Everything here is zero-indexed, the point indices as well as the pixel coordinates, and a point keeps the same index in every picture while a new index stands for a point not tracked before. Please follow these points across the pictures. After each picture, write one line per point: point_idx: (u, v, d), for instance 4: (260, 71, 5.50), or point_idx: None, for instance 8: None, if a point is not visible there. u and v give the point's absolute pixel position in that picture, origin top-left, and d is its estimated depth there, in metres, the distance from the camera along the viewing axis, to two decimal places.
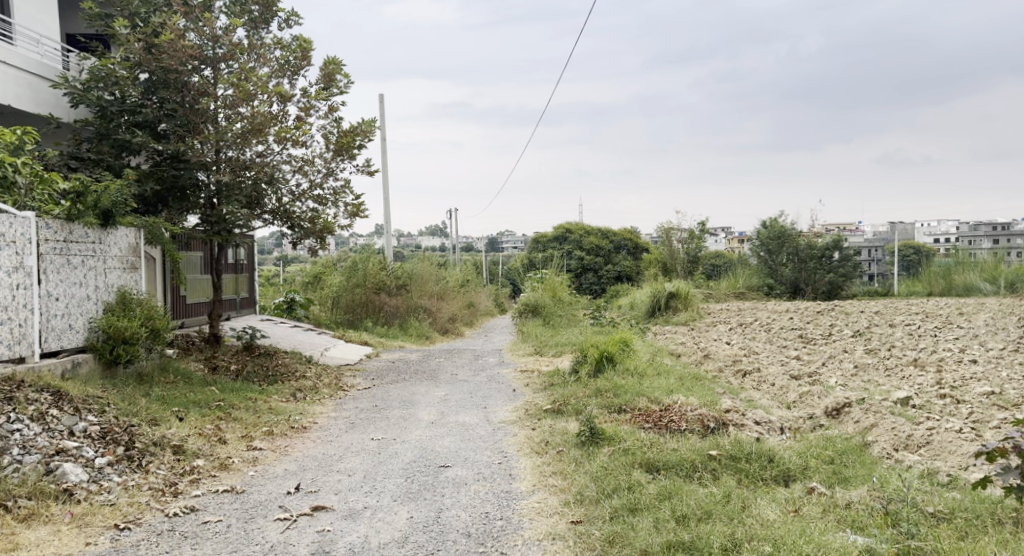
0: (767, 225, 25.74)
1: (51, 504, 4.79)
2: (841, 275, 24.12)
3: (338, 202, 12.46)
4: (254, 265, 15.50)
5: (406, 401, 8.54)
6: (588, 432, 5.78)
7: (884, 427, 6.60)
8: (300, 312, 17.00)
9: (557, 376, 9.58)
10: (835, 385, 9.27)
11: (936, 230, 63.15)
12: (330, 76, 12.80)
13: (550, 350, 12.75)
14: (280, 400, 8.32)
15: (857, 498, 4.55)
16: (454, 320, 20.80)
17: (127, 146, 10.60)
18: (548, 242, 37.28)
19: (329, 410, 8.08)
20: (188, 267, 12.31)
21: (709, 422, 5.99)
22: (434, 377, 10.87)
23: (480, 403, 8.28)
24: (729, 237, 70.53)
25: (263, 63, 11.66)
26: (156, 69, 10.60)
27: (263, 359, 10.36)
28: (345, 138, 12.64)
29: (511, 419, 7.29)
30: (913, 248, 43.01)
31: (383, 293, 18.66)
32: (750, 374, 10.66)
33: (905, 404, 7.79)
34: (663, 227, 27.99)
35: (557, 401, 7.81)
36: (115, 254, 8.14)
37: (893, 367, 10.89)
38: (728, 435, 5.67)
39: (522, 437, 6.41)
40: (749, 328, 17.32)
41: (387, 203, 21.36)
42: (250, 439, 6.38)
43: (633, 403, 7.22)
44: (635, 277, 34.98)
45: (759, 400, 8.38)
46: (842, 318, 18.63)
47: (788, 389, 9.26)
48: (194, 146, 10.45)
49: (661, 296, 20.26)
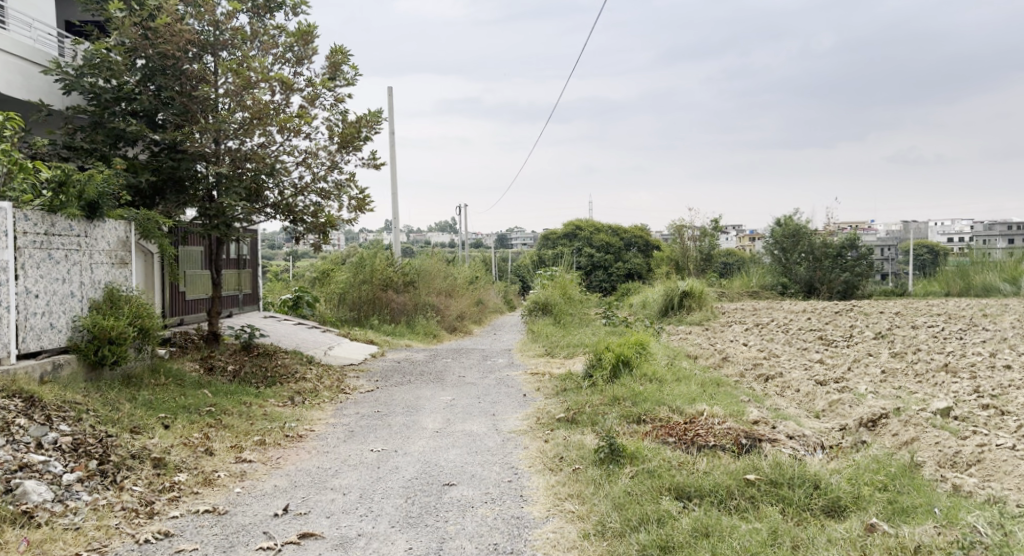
0: (782, 222, 25.22)
1: (6, 529, 4.30)
2: (857, 274, 23.56)
3: (342, 195, 11.97)
4: (258, 260, 15.08)
5: (410, 407, 8.04)
6: (608, 449, 5.27)
7: (927, 443, 6.08)
8: (306, 310, 16.62)
9: (570, 380, 9.06)
10: (866, 393, 8.72)
11: (950, 229, 62.29)
12: (336, 66, 12.31)
13: (562, 351, 12.26)
14: (276, 404, 7.83)
15: (925, 539, 4.00)
16: (462, 317, 20.37)
17: (121, 136, 10.14)
18: (559, 238, 36.72)
19: (327, 415, 7.57)
20: (187, 261, 11.84)
21: (741, 439, 5.46)
22: (441, 379, 10.36)
23: (488, 410, 7.79)
24: (741, 236, 69.66)
25: (265, 50, 11.20)
26: (153, 55, 10.16)
27: (261, 360, 9.88)
28: (350, 129, 12.17)
29: (522, 428, 6.78)
30: (926, 248, 42.20)
31: (390, 290, 18.19)
32: (773, 379, 10.14)
33: (946, 415, 7.23)
34: (674, 225, 27.47)
35: (570, 408, 7.30)
36: (103, 249, 7.66)
37: (924, 373, 10.32)
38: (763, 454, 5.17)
39: (535, 451, 5.91)
40: (766, 328, 16.78)
41: (396, 198, 20.91)
42: (239, 450, 5.89)
43: (654, 413, 6.72)
44: (646, 275, 34.37)
45: (787, 409, 7.83)
46: (862, 319, 18.00)
47: (816, 397, 8.71)
48: (192, 137, 9.97)
49: (675, 294, 19.73)
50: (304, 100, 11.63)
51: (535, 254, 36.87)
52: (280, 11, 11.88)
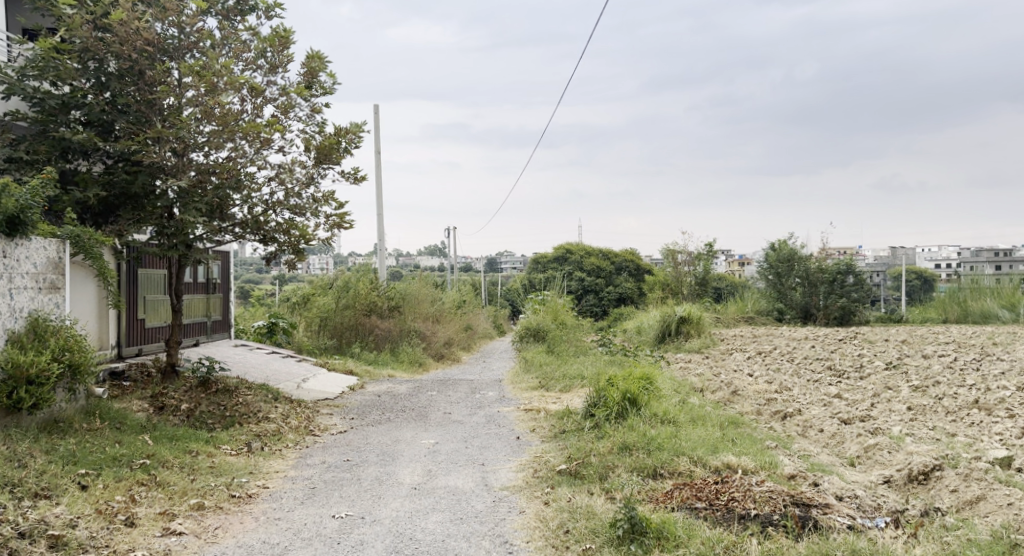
0: (776, 247, 24.29)
1: None
2: (855, 299, 22.60)
3: (318, 213, 10.95)
4: (230, 285, 14.04)
5: (387, 454, 6.97)
6: (627, 525, 4.41)
7: (999, 504, 5.11)
8: (282, 337, 15.61)
9: (569, 420, 8.00)
10: (903, 436, 7.66)
11: (938, 255, 61.94)
12: (313, 73, 11.31)
13: (556, 383, 11.20)
14: (228, 453, 6.74)
15: None
16: (451, 343, 19.25)
17: (70, 147, 9.06)
18: (549, 262, 35.68)
19: (288, 466, 6.49)
20: (147, 286, 10.79)
21: (797, 517, 4.51)
22: (424, 416, 9.28)
23: (476, 458, 6.72)
24: (730, 260, 68.58)
25: (236, 56, 10.15)
26: (106, 57, 9.12)
27: (221, 396, 8.80)
28: (328, 142, 11.16)
29: (517, 485, 5.72)
30: (917, 275, 41.58)
31: (374, 315, 17.07)
32: (792, 417, 9.08)
33: (1006, 467, 6.22)
34: (667, 249, 26.58)
35: (573, 458, 6.25)
36: (27, 271, 6.65)
37: (955, 409, 9.29)
38: (823, 544, 4.17)
39: (533, 520, 4.90)
40: (770, 356, 15.79)
41: (381, 219, 19.89)
42: (169, 518, 4.81)
43: (672, 468, 5.71)
44: (638, 300, 33.39)
45: (820, 457, 6.78)
46: (868, 348, 17.01)
47: (846, 441, 7.66)
48: (148, 146, 8.88)
49: (671, 320, 18.69)
50: (277, 109, 10.58)
51: (526, 278, 35.86)
52: (253, 14, 10.79)
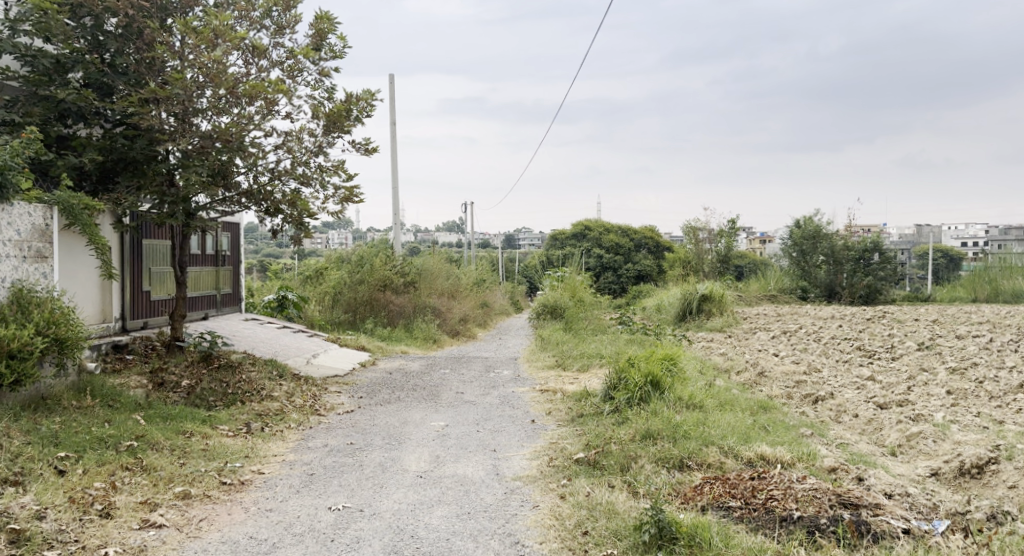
0: (801, 223, 23.55)
1: None
2: (880, 278, 21.98)
3: (326, 183, 10.47)
4: (240, 257, 13.66)
5: (393, 438, 6.54)
6: (654, 529, 3.99)
7: None
8: (292, 312, 15.22)
9: (588, 403, 7.51)
10: (948, 423, 7.09)
11: (964, 234, 60.71)
12: (321, 35, 10.77)
13: (573, 363, 10.70)
14: (225, 435, 6.35)
15: None
16: (467, 319, 18.79)
17: (68, 109, 8.64)
18: (567, 239, 35.11)
19: (288, 450, 6.08)
20: (151, 257, 10.39)
21: (850, 522, 4.14)
22: (435, 396, 8.82)
23: (488, 444, 6.26)
24: (752, 239, 67.45)
25: (240, 14, 9.60)
26: (104, 14, 8.66)
27: (223, 372, 8.40)
28: (337, 108, 10.64)
29: (531, 474, 5.29)
30: (943, 256, 40.47)
31: (389, 290, 16.62)
32: (823, 402, 8.53)
33: None
34: (688, 226, 25.95)
35: (592, 445, 5.79)
36: (10, 238, 6.36)
37: (998, 394, 8.69)
38: None
39: (547, 516, 4.49)
40: (795, 336, 15.21)
41: (396, 192, 19.42)
42: (149, 509, 4.54)
43: (700, 459, 5.25)
44: (657, 277, 32.81)
45: (859, 447, 6.27)
46: (898, 327, 16.36)
47: (885, 428, 7.11)
48: (146, 108, 8.38)
49: (693, 298, 18.07)
50: (283, 72, 10.07)
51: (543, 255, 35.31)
52: None
